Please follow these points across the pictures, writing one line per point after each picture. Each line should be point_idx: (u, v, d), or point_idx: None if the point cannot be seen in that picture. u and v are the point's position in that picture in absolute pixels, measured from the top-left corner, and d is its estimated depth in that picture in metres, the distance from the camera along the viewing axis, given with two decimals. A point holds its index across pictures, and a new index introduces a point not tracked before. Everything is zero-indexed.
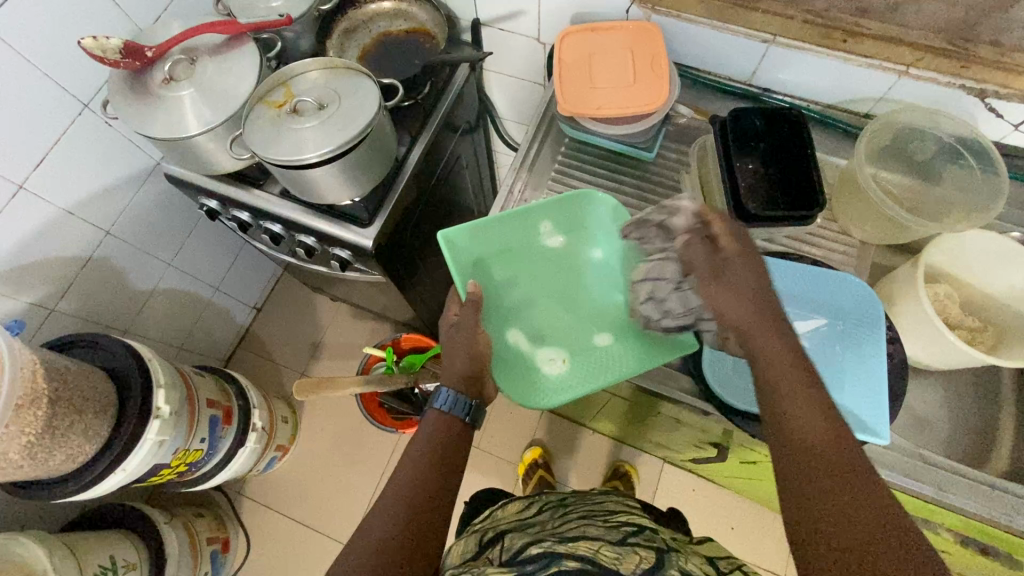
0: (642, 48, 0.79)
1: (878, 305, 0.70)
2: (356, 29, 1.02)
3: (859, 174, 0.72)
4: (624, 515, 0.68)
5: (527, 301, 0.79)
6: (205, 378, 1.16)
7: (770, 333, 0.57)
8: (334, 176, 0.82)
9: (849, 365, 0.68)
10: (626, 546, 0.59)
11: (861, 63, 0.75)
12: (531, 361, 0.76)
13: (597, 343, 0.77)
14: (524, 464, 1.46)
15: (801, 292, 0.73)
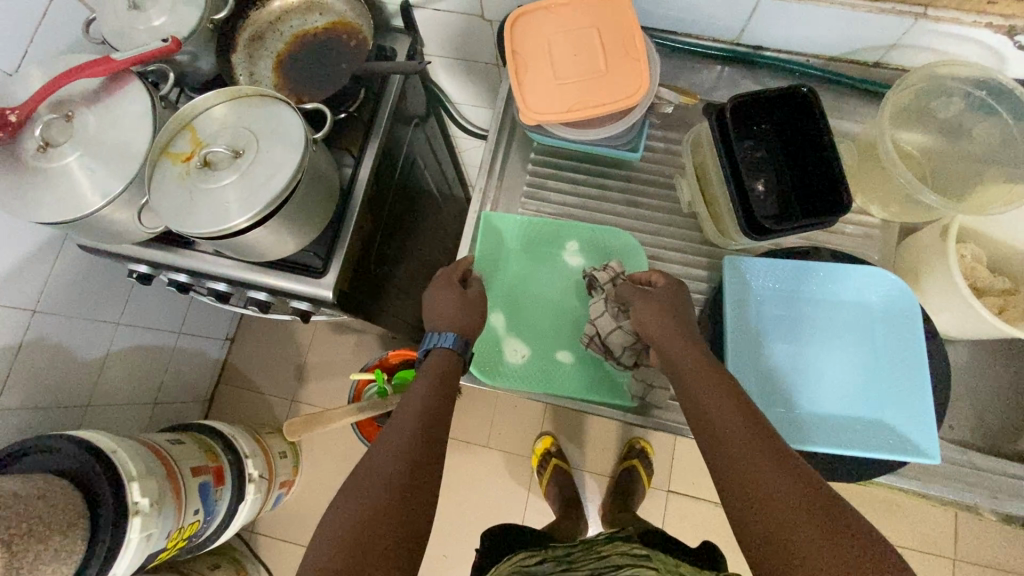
0: (609, 25, 0.65)
1: (913, 298, 0.61)
2: (263, 34, 0.84)
3: (881, 147, 0.62)
4: (631, 567, 0.60)
5: (527, 295, 0.70)
6: (185, 444, 1.08)
7: (682, 333, 0.59)
8: (273, 234, 0.69)
9: (887, 374, 0.61)
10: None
11: (872, 9, 0.63)
12: (496, 341, 0.69)
13: (564, 359, 0.68)
14: (537, 456, 1.42)
15: (823, 293, 0.64)
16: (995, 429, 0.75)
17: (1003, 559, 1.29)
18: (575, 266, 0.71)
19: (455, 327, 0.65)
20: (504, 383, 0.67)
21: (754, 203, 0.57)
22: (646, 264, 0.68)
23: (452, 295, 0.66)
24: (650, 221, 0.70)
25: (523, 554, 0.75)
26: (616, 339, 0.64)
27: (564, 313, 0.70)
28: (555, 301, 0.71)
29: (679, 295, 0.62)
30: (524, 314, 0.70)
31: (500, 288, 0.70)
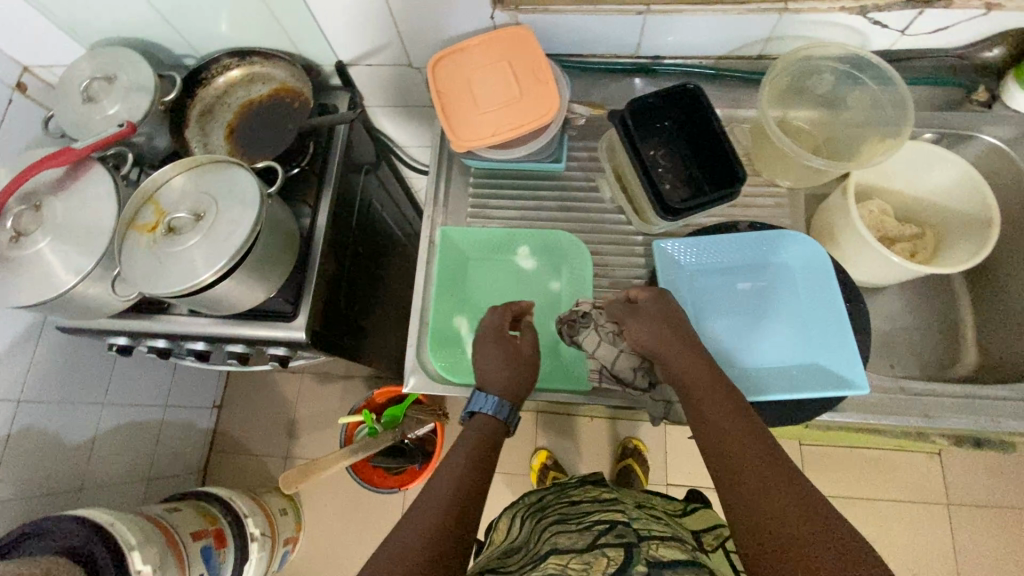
0: (519, 56, 0.73)
1: (822, 252, 0.69)
2: (212, 108, 0.90)
3: (769, 127, 0.70)
4: (599, 514, 0.65)
5: (487, 300, 0.74)
6: (182, 511, 1.09)
7: (690, 352, 0.60)
8: (240, 284, 0.74)
9: (810, 322, 0.68)
10: (594, 549, 0.57)
11: (741, 11, 0.73)
12: (458, 344, 0.72)
13: None
14: (535, 472, 1.44)
15: (746, 260, 0.71)
16: (930, 361, 0.81)
17: (994, 496, 1.34)
18: (529, 270, 0.75)
19: (504, 389, 0.63)
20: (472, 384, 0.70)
21: (663, 189, 0.64)
22: (589, 260, 0.73)
23: (504, 351, 0.65)
24: (585, 221, 0.77)
25: (505, 516, 0.83)
26: (622, 367, 0.65)
27: None
28: (513, 304, 0.74)
29: (669, 306, 0.63)
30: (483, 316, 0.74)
31: (460, 296, 0.74)
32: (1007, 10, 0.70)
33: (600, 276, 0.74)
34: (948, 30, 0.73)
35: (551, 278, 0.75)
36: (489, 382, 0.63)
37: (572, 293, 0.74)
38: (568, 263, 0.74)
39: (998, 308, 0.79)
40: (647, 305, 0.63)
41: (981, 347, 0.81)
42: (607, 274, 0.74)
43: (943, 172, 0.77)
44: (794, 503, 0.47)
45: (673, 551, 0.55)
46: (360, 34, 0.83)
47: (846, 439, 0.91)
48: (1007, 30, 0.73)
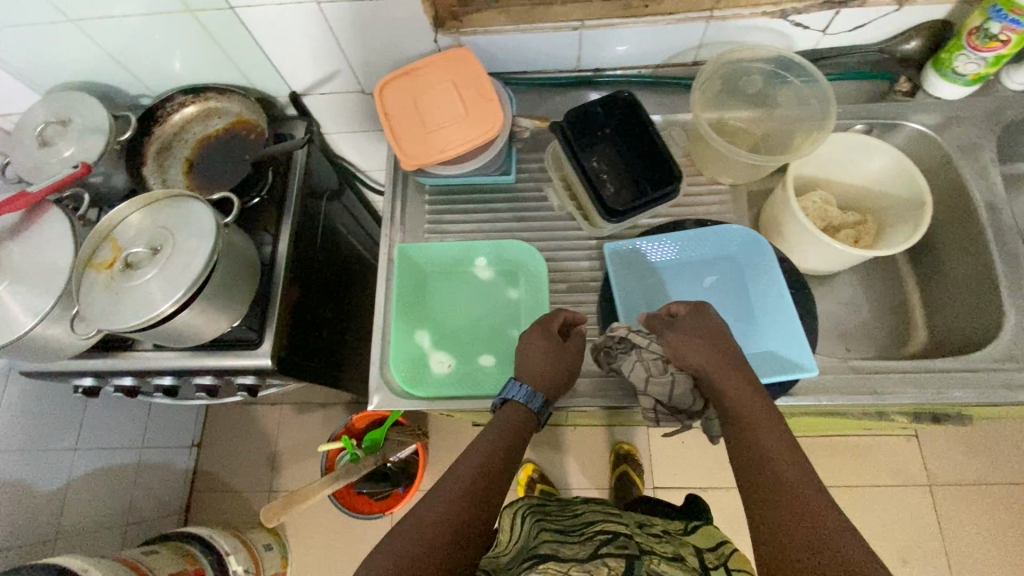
0: (462, 76, 0.76)
1: (764, 243, 0.72)
2: (170, 144, 0.92)
3: (703, 127, 0.73)
4: (601, 524, 0.66)
5: (448, 312, 0.75)
6: (160, 553, 1.07)
7: (733, 372, 0.61)
8: (200, 315, 0.75)
9: (758, 311, 0.71)
10: (596, 557, 0.57)
11: (670, 21, 0.77)
12: (421, 358, 0.73)
13: (485, 364, 0.73)
14: (521, 487, 1.43)
15: (694, 258, 0.74)
16: (883, 342, 0.83)
17: (974, 473, 1.36)
18: (487, 280, 0.76)
19: (538, 382, 0.65)
20: (435, 396, 0.70)
21: (606, 192, 0.67)
22: (543, 266, 0.75)
23: (546, 346, 0.67)
24: (538, 230, 0.79)
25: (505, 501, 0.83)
26: (678, 394, 0.65)
27: (483, 322, 0.75)
28: (473, 315, 0.75)
29: (712, 328, 0.64)
30: (444, 329, 0.74)
31: (421, 311, 0.75)
32: (917, 5, 0.74)
33: (556, 282, 0.76)
34: (866, 27, 0.78)
35: (509, 286, 0.76)
36: (525, 373, 0.66)
37: (530, 299, 0.75)
38: (524, 270, 0.76)
39: (942, 286, 0.82)
40: (691, 328, 0.63)
41: (930, 326, 0.83)
42: (563, 279, 0.76)
43: (875, 160, 0.81)
44: (828, 521, 0.48)
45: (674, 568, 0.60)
46: (310, 64, 0.85)
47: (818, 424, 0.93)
48: (921, 24, 0.77)
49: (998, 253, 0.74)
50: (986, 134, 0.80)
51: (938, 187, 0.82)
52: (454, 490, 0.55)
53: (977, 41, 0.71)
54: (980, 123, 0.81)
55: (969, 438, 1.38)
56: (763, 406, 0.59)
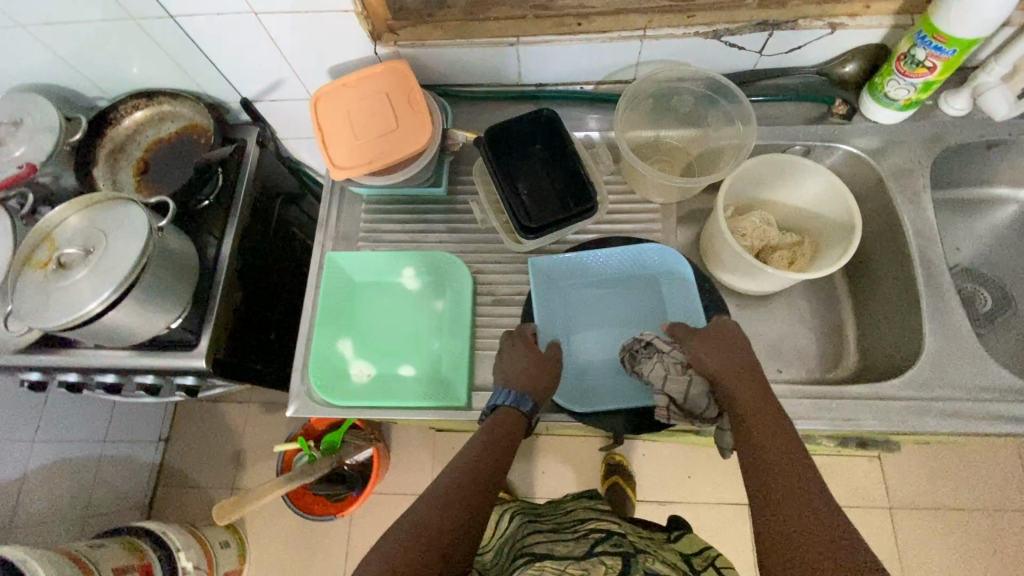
0: (396, 87, 0.76)
1: (683, 263, 0.73)
2: (122, 145, 0.94)
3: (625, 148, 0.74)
4: (594, 523, 0.72)
5: (373, 321, 0.76)
6: (107, 547, 1.08)
7: (744, 377, 0.63)
8: (132, 316, 0.76)
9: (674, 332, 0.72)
10: (592, 557, 0.63)
11: (603, 39, 0.77)
12: (343, 366, 0.74)
13: (404, 374, 0.74)
14: None
15: (615, 276, 0.75)
16: (815, 364, 0.83)
17: (942, 498, 1.31)
18: (415, 291, 0.78)
19: (527, 387, 0.65)
20: (347, 403, 0.71)
21: (524, 210, 0.68)
22: (467, 278, 0.76)
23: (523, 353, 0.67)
24: (468, 243, 0.79)
25: (496, 511, 0.88)
26: (693, 397, 0.64)
27: (406, 332, 0.76)
28: (397, 324, 0.76)
29: (732, 339, 0.67)
30: (367, 338, 0.76)
31: (346, 320, 0.76)
32: (850, 29, 0.74)
33: (483, 294, 0.77)
34: (802, 49, 0.78)
35: (434, 297, 0.77)
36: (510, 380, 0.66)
37: (453, 311, 0.76)
38: (450, 283, 0.77)
39: (873, 311, 0.82)
40: (716, 333, 0.67)
41: (862, 349, 0.83)
42: (489, 292, 0.77)
43: (811, 182, 0.82)
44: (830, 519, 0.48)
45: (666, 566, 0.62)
46: (256, 72, 0.87)
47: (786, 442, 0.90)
48: (856, 47, 0.77)
49: (923, 281, 0.74)
50: (923, 159, 0.80)
51: (874, 211, 0.82)
52: (441, 489, 0.57)
53: (906, 67, 0.71)
54: (916, 148, 0.80)
55: (939, 461, 1.33)
56: (771, 409, 0.60)
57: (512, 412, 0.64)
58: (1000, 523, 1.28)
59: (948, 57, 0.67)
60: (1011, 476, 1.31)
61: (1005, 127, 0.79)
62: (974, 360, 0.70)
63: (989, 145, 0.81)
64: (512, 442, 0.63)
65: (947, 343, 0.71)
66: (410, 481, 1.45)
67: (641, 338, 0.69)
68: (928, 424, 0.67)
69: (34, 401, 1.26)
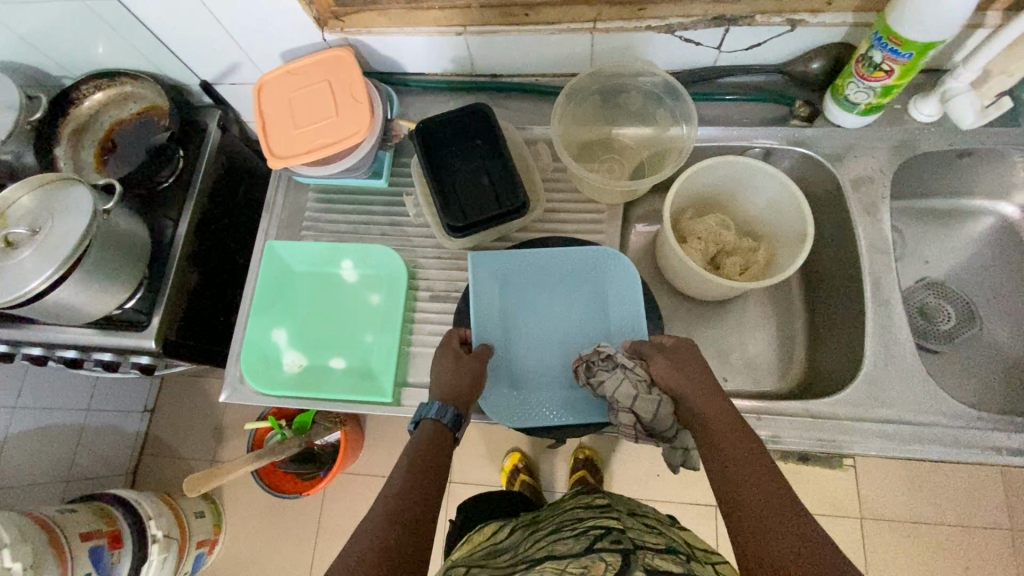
0: (338, 77, 0.76)
1: (633, 272, 0.73)
2: (86, 125, 0.95)
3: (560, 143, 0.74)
4: (593, 521, 0.64)
5: (307, 312, 0.77)
6: (77, 513, 1.13)
7: (710, 395, 0.58)
8: (77, 296, 0.77)
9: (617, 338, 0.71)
10: (590, 551, 0.54)
11: (553, 32, 0.74)
12: (274, 354, 0.75)
13: (334, 366, 0.74)
14: (505, 474, 1.32)
15: (556, 277, 0.74)
16: (763, 375, 0.81)
17: (912, 510, 1.27)
18: (351, 284, 0.78)
19: (450, 395, 0.62)
20: (272, 391, 0.72)
21: (453, 207, 0.68)
22: (400, 270, 0.75)
23: (451, 360, 0.65)
24: (410, 237, 0.79)
25: (494, 523, 0.80)
26: (661, 417, 0.61)
27: (339, 324, 0.76)
28: (331, 316, 0.77)
29: (694, 354, 0.62)
30: (300, 328, 0.76)
31: (280, 309, 0.77)
32: (811, 26, 0.70)
33: (420, 290, 0.76)
34: (763, 46, 0.74)
35: (369, 290, 0.77)
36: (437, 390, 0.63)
37: (385, 306, 0.76)
38: (388, 277, 0.77)
39: (825, 323, 0.79)
40: (681, 351, 0.63)
41: (810, 361, 0.80)
42: (427, 288, 0.76)
43: (766, 186, 0.79)
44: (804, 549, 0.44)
45: (669, 563, 0.54)
46: (211, 56, 0.86)
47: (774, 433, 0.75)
48: (821, 45, 0.73)
49: (870, 297, 0.71)
50: (886, 167, 0.76)
51: (832, 220, 0.79)
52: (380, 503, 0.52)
53: (864, 69, 0.67)
54: (881, 155, 0.76)
55: (910, 472, 1.29)
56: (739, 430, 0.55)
57: (435, 425, 0.60)
58: (968, 539, 1.24)
59: (904, 61, 0.63)
60: (985, 490, 1.26)
61: (977, 136, 0.75)
62: (914, 381, 0.67)
63: (961, 154, 0.77)
64: (446, 457, 0.58)
65: (887, 364, 0.69)
66: (379, 463, 1.47)
67: (598, 354, 0.65)
68: (857, 446, 0.66)
69: (17, 369, 1.29)
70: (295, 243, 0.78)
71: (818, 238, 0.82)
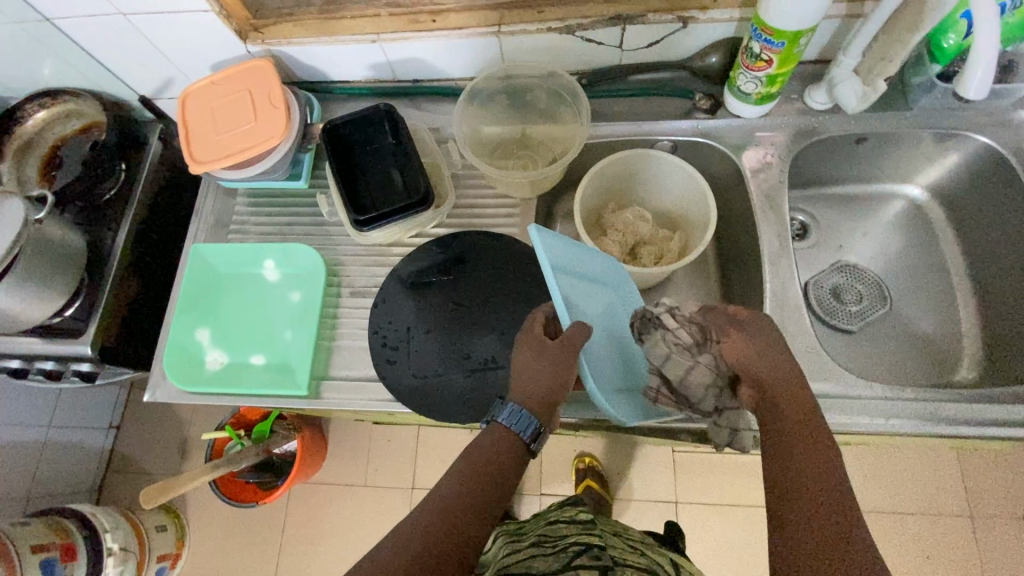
0: (257, 85, 0.79)
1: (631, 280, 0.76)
2: (29, 143, 0.98)
3: (462, 141, 0.79)
4: (574, 536, 0.70)
5: (232, 312, 0.79)
6: (30, 525, 1.14)
7: (792, 388, 0.53)
8: (8, 303, 0.79)
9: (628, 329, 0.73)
10: (570, 569, 0.62)
11: (460, 35, 0.77)
12: (197, 353, 0.77)
13: (254, 362, 0.76)
14: None
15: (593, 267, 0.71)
16: None
17: (871, 500, 1.27)
18: (276, 284, 0.80)
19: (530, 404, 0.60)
20: (193, 388, 0.74)
21: (359, 205, 0.71)
22: (319, 266, 0.78)
23: (537, 356, 0.61)
24: (332, 236, 0.82)
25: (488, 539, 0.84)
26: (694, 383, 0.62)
27: (261, 322, 0.78)
28: (254, 315, 0.79)
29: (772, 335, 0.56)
30: (222, 327, 0.78)
31: (203, 310, 0.79)
32: (701, 22, 0.73)
33: (341, 287, 0.79)
34: (661, 43, 0.77)
35: (292, 288, 0.79)
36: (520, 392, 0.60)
37: (305, 303, 0.78)
38: (307, 275, 0.79)
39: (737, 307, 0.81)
40: (759, 327, 0.57)
41: None
42: (347, 285, 0.79)
43: (675, 176, 0.82)
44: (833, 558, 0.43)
45: None
46: (145, 72, 0.90)
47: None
48: (714, 41, 0.77)
49: (769, 278, 0.74)
50: (785, 155, 0.79)
51: (739, 207, 0.81)
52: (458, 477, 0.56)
53: (748, 60, 0.70)
54: (781, 143, 0.79)
55: (867, 462, 1.29)
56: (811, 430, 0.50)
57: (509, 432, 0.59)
58: (928, 529, 1.24)
59: (779, 50, 0.66)
60: (941, 478, 1.27)
61: (871, 121, 0.78)
62: (811, 356, 0.69)
63: (859, 139, 0.80)
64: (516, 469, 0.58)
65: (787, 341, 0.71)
66: (342, 472, 1.47)
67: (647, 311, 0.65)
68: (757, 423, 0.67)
69: None
70: (219, 246, 0.80)
71: (730, 225, 0.84)
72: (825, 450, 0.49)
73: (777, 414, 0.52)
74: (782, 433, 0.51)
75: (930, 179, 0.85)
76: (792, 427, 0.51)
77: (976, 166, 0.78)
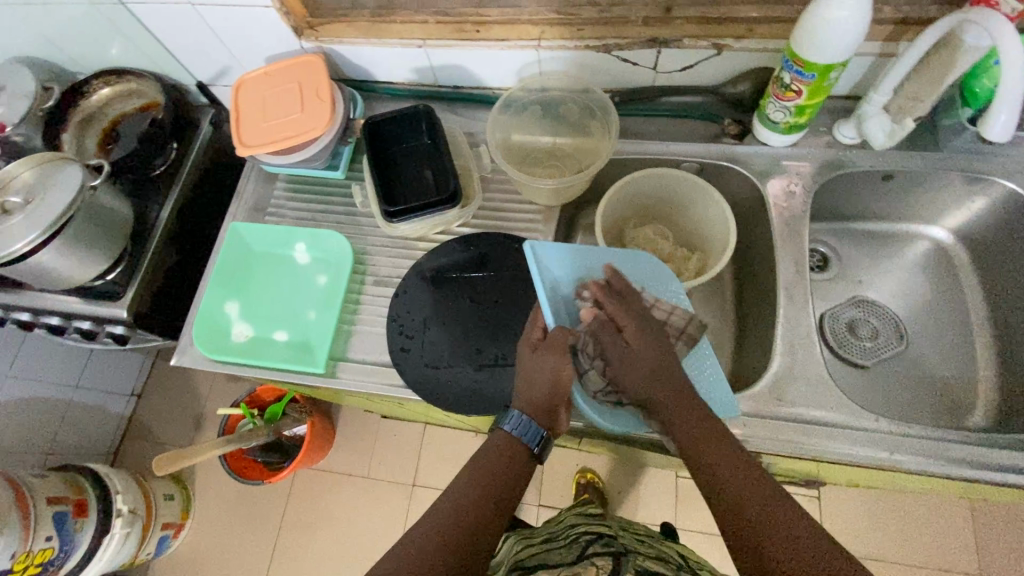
0: (307, 78, 0.84)
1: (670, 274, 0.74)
2: (91, 117, 1.05)
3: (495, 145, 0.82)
4: (584, 527, 0.74)
5: (261, 288, 0.83)
6: (49, 478, 1.19)
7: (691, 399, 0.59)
8: (59, 261, 0.84)
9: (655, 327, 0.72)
10: (585, 557, 0.66)
11: (501, 46, 0.81)
12: (225, 324, 0.81)
13: (277, 338, 0.80)
14: None
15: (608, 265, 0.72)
16: None
17: (877, 548, 1.23)
18: (304, 266, 0.84)
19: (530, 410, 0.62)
20: (217, 356, 0.78)
21: (390, 199, 0.75)
22: (348, 253, 0.81)
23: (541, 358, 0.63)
24: (362, 226, 0.85)
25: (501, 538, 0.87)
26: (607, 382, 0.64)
27: (287, 300, 0.82)
28: (281, 293, 0.83)
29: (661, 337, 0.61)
30: (252, 302, 0.83)
31: (235, 284, 0.83)
32: (735, 50, 0.75)
33: (365, 274, 0.82)
34: (694, 67, 0.80)
35: (319, 271, 0.83)
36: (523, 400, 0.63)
37: (331, 287, 0.82)
38: (335, 260, 0.83)
39: (750, 330, 0.82)
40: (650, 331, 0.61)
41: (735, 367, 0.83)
42: (371, 273, 0.82)
43: (698, 197, 0.83)
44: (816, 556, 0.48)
45: (657, 563, 0.67)
46: (205, 59, 0.96)
47: (810, 473, 0.79)
48: (747, 69, 0.79)
49: (782, 304, 0.74)
50: (809, 185, 0.80)
51: (758, 232, 0.83)
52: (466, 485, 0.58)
53: (778, 89, 0.72)
54: (806, 174, 0.81)
55: (875, 508, 1.25)
56: (720, 437, 0.57)
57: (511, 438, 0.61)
58: None
59: (809, 82, 0.68)
60: (952, 533, 1.22)
61: (898, 159, 0.78)
62: (818, 385, 0.70)
63: (885, 176, 0.80)
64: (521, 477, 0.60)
65: (795, 368, 0.71)
66: (345, 461, 1.50)
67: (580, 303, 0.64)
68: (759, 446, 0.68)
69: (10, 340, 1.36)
70: (256, 226, 0.85)
71: (749, 250, 0.85)
72: (744, 460, 0.55)
73: (684, 431, 0.58)
74: (706, 457, 0.56)
75: (955, 223, 0.85)
76: (704, 445, 0.56)
77: (1001, 213, 0.78)
